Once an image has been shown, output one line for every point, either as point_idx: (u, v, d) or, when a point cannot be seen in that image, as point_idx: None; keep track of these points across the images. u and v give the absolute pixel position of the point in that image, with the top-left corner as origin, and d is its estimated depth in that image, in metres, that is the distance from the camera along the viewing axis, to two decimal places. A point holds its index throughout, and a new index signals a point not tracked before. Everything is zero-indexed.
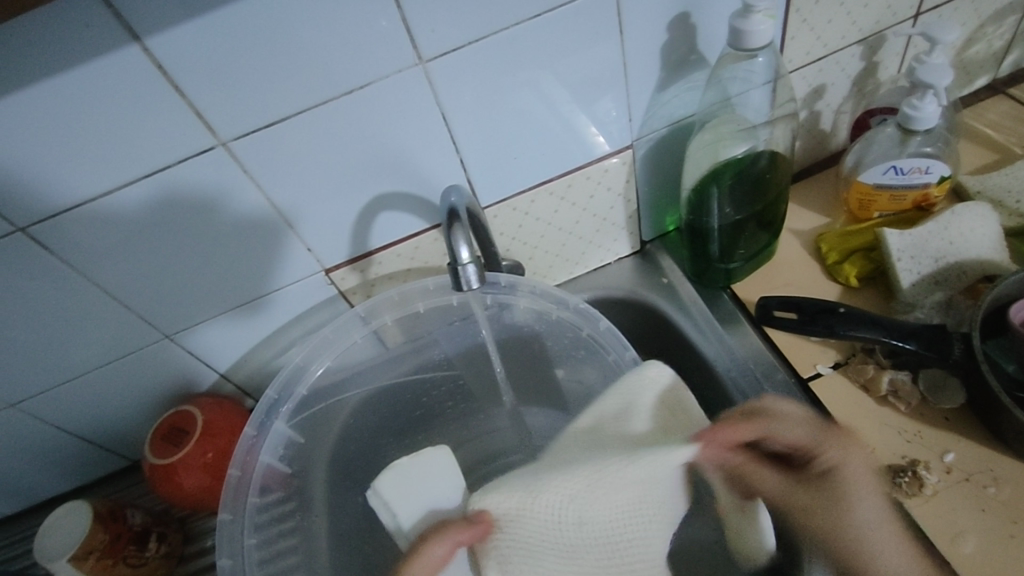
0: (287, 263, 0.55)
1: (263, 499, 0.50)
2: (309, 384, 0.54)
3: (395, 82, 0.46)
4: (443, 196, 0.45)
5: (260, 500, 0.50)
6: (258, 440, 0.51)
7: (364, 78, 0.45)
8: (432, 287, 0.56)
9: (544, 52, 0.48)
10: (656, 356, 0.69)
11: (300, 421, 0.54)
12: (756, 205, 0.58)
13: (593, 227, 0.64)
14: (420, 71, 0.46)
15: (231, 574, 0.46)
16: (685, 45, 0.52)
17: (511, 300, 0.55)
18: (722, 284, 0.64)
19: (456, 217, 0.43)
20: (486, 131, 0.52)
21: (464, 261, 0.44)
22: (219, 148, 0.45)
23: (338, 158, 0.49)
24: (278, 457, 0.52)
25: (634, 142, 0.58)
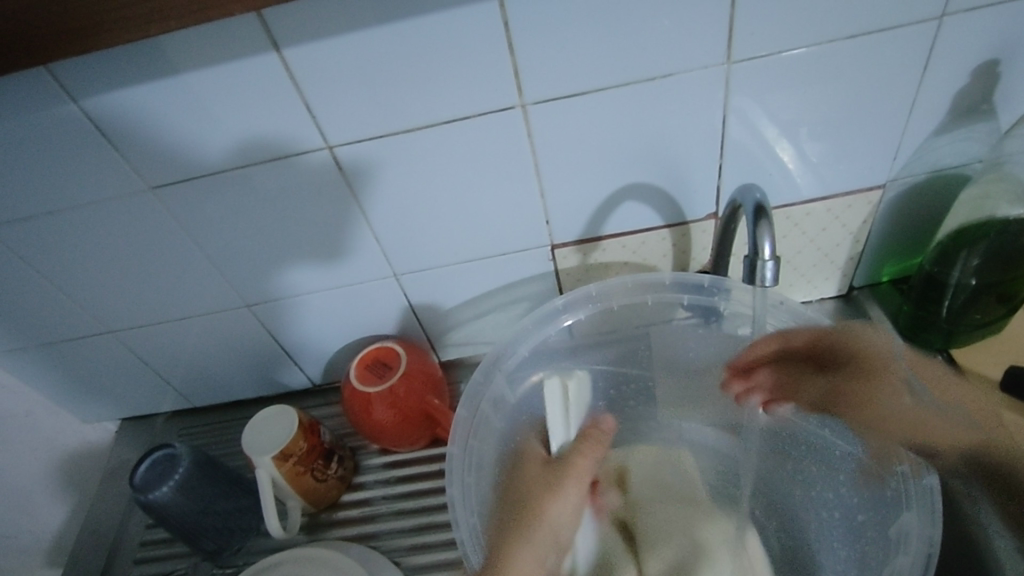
0: (525, 231, 0.58)
1: (475, 445, 0.53)
2: (529, 346, 0.57)
3: (694, 77, 0.48)
4: (747, 194, 0.47)
5: (478, 447, 0.53)
6: (483, 386, 0.55)
7: (669, 67, 0.47)
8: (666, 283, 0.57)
9: (839, 75, 0.49)
10: None
11: (514, 378, 0.57)
12: (1008, 272, 0.55)
13: (813, 262, 0.63)
14: (720, 71, 0.48)
15: (456, 504, 0.49)
16: (980, 94, 0.51)
17: (743, 313, 0.56)
18: (938, 346, 0.61)
19: (766, 214, 0.45)
20: (752, 144, 0.53)
21: (765, 256, 0.45)
22: (519, 108, 0.48)
23: (611, 139, 0.51)
24: (495, 408, 0.56)
25: (887, 183, 0.57)
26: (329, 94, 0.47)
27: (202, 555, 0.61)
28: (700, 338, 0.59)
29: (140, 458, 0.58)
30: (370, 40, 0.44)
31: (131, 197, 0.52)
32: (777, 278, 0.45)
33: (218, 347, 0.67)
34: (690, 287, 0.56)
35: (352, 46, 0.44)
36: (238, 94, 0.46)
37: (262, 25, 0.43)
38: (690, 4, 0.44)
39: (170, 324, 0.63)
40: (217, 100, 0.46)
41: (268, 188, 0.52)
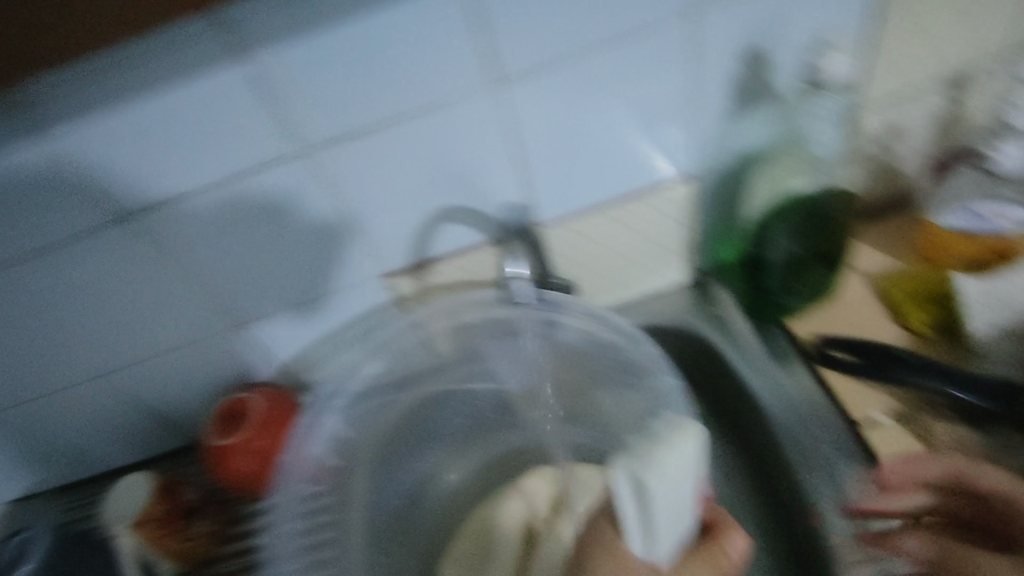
0: (352, 266, 0.58)
1: (312, 486, 0.57)
2: (360, 381, 0.61)
3: (469, 99, 0.49)
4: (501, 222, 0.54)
5: (309, 489, 0.57)
6: (312, 429, 0.58)
7: (442, 93, 0.48)
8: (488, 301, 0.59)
9: (616, 76, 0.50)
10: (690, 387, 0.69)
11: (352, 413, 0.61)
12: (813, 241, 0.58)
13: (649, 253, 0.64)
14: (494, 90, 0.49)
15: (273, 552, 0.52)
16: (756, 77, 0.52)
17: (559, 318, 0.58)
18: (776, 319, 0.63)
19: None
20: (548, 153, 0.54)
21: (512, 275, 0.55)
22: (301, 155, 0.49)
23: (407, 165, 0.52)
24: (327, 449, 0.59)
25: (698, 171, 0.58)
26: (102, 168, 0.46)
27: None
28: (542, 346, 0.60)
29: None
30: (126, 107, 0.43)
31: None
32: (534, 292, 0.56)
33: (72, 423, 0.64)
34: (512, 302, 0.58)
35: (104, 114, 0.44)
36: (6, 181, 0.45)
37: (3, 108, 0.42)
38: (440, 33, 0.44)
39: (14, 414, 0.61)
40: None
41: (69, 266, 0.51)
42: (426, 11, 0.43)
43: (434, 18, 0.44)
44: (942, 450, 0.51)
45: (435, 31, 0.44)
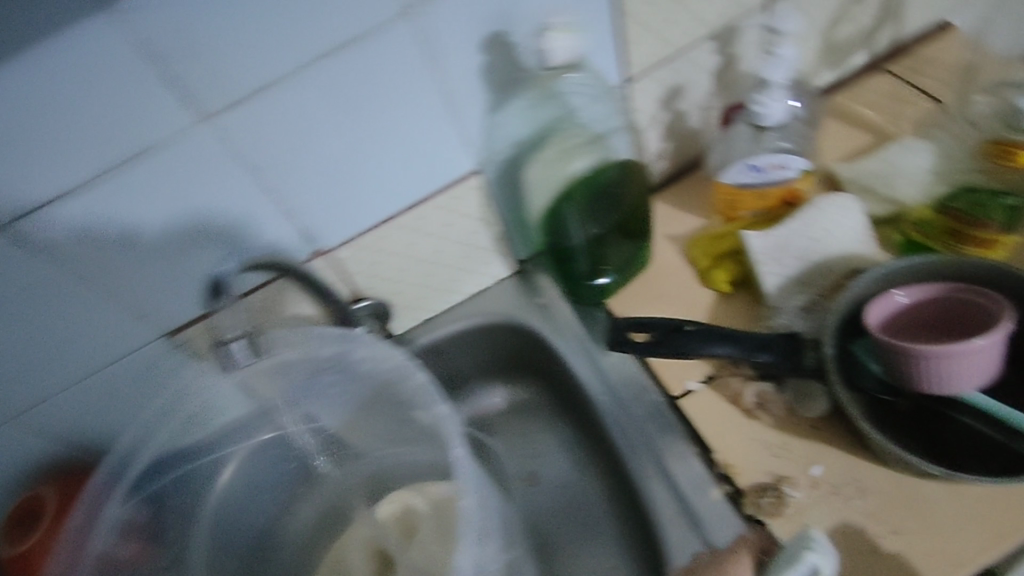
0: (124, 333, 0.52)
1: None
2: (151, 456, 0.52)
3: (180, 143, 0.44)
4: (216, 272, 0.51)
5: None
6: (88, 524, 0.51)
7: (145, 141, 0.43)
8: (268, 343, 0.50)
9: (345, 89, 0.46)
10: (530, 375, 0.68)
11: (141, 497, 0.53)
12: (609, 217, 0.57)
13: (459, 254, 0.62)
14: (206, 128, 0.44)
15: None
16: (507, 64, 0.49)
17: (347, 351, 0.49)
18: (598, 300, 0.62)
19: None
20: (307, 178, 0.49)
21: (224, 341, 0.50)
22: (7, 228, 0.43)
23: (139, 221, 0.46)
24: (116, 539, 0.52)
25: (479, 167, 0.55)
26: None
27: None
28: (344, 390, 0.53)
29: None
30: None
31: None
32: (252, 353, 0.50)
33: None
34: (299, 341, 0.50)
35: None
36: None
37: None
38: (109, 79, 0.40)
39: None
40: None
41: None
42: (83, 58, 0.38)
43: (95, 65, 0.39)
44: (746, 407, 0.51)
45: (104, 77, 0.39)
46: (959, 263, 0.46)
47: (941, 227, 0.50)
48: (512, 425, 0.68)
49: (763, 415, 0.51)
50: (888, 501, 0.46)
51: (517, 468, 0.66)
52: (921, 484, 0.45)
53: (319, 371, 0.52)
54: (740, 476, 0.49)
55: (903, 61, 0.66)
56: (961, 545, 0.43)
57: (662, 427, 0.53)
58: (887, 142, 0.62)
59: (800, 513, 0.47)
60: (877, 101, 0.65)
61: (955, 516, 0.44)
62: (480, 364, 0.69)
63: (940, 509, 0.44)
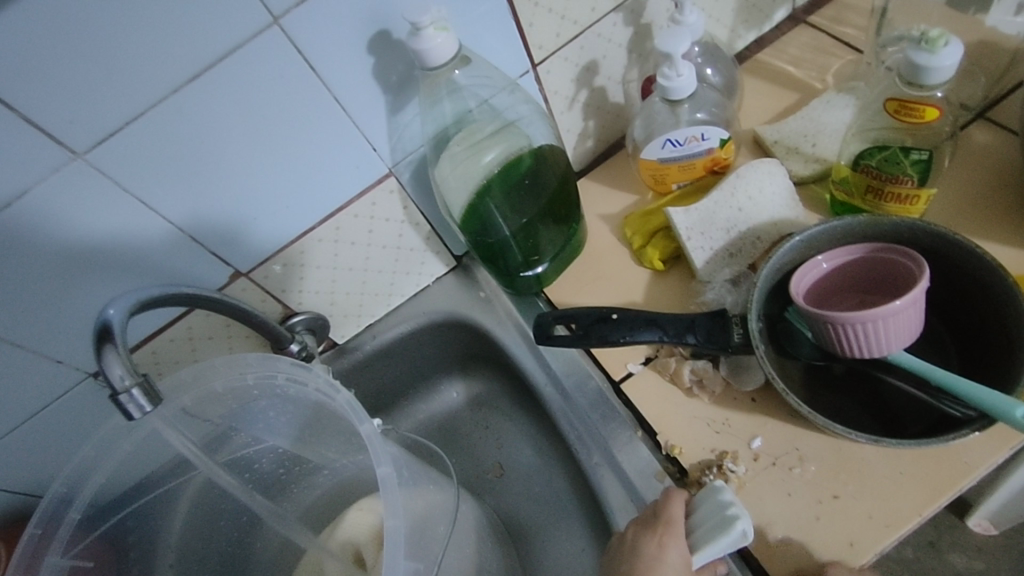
0: (44, 380, 0.51)
1: None
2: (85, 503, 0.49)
3: (58, 183, 0.42)
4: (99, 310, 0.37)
5: None
6: None
7: (19, 187, 0.41)
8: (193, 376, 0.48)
9: (229, 108, 0.44)
10: (484, 369, 0.68)
11: (85, 547, 0.50)
12: (533, 206, 0.55)
13: (390, 258, 0.60)
14: (84, 166, 0.42)
15: None
16: (402, 61, 0.47)
17: (271, 375, 0.48)
18: (535, 289, 0.61)
19: (112, 338, 0.36)
20: (207, 203, 0.47)
21: (123, 386, 0.37)
22: None
23: (32, 268, 0.44)
24: None
25: (393, 169, 0.54)
26: None
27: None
28: (282, 414, 0.52)
29: None
30: None
31: None
32: (153, 401, 0.38)
33: None
34: (223, 368, 0.48)
35: None
36: None
37: None
38: None
39: None
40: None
41: None
42: None
43: None
44: (686, 386, 0.50)
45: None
46: (878, 223, 0.46)
47: (862, 185, 0.50)
48: (475, 417, 0.68)
49: (703, 393, 0.50)
50: (827, 466, 0.45)
51: (487, 457, 0.67)
52: (856, 448, 0.45)
53: (250, 400, 0.51)
54: (683, 456, 0.48)
55: (824, 11, 0.65)
56: (894, 506, 0.43)
57: (605, 414, 0.53)
58: (812, 98, 0.61)
59: (742, 489, 0.46)
60: (801, 57, 0.64)
61: (889, 477, 0.44)
62: (432, 363, 0.68)
63: (874, 472, 0.44)
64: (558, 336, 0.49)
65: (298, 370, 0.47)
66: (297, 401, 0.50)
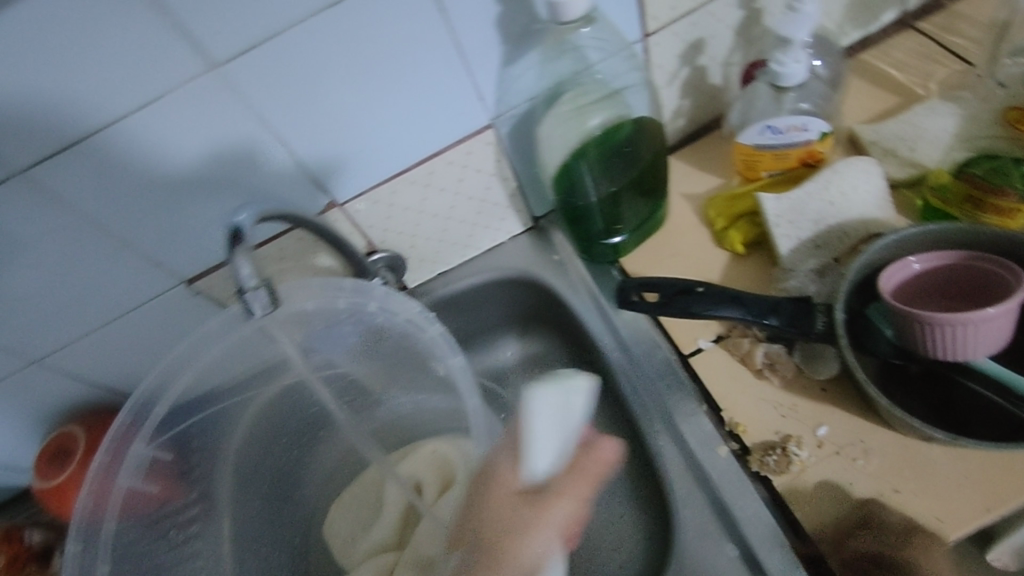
0: (142, 278, 0.53)
1: (121, 523, 0.51)
2: (170, 400, 0.52)
3: (166, 105, 0.44)
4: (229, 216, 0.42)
5: (119, 526, 0.50)
6: (114, 465, 0.50)
7: (132, 102, 0.43)
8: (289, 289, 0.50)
9: (332, 44, 0.45)
10: (543, 331, 0.69)
11: (165, 441, 0.53)
12: (627, 176, 0.56)
13: (474, 210, 0.62)
14: (190, 89, 0.43)
15: None
16: (524, 14, 0.48)
17: (362, 303, 0.51)
18: (611, 258, 0.62)
19: (242, 241, 0.41)
20: (319, 131, 0.49)
21: (248, 286, 0.42)
22: (21, 177, 0.44)
23: (137, 179, 0.47)
24: (140, 479, 0.52)
25: (494, 121, 0.55)
26: None
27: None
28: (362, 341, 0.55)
29: None
30: None
31: None
32: (270, 304, 0.43)
33: None
34: (319, 287, 0.51)
35: None
36: None
37: None
38: (113, 23, 0.39)
39: None
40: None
41: None
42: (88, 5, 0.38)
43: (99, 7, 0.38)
44: (756, 367, 0.52)
45: (81, 42, 0.39)
46: (976, 230, 0.46)
47: (960, 193, 0.50)
48: (529, 377, 0.70)
49: (773, 376, 0.51)
50: (891, 461, 0.46)
51: None
52: (923, 448, 0.46)
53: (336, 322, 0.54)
54: (747, 434, 0.50)
55: (935, 18, 0.64)
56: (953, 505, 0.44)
57: (671, 384, 0.54)
58: (914, 104, 0.60)
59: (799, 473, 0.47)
60: (906, 61, 0.63)
61: (953, 479, 0.45)
62: (494, 319, 0.70)
63: (935, 472, 0.45)
64: (636, 303, 0.51)
65: (391, 297, 0.50)
66: (385, 327, 0.53)
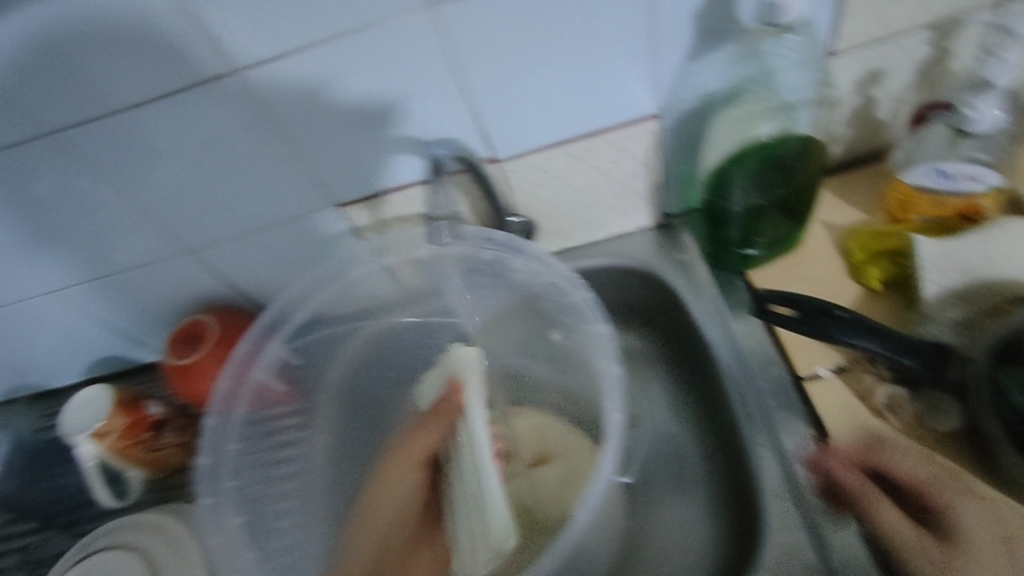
0: (302, 191, 0.57)
1: (250, 412, 0.55)
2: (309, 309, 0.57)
3: (350, 42, 0.47)
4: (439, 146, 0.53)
5: (248, 415, 0.54)
6: (254, 354, 0.55)
7: (322, 34, 0.46)
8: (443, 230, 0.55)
9: (514, 8, 0.46)
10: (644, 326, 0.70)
11: (298, 344, 0.58)
12: (779, 190, 0.56)
13: (615, 193, 0.63)
14: (374, 33, 0.46)
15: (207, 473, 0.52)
16: (720, 13, 0.49)
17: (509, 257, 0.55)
18: (738, 269, 0.63)
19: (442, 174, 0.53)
20: (499, 86, 0.52)
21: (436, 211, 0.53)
22: (236, 75, 0.47)
23: (311, 105, 0.50)
24: (271, 375, 0.56)
25: (659, 112, 0.56)
26: (42, 83, 0.46)
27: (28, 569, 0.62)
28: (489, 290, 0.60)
29: None
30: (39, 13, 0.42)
31: None
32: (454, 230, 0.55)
33: (47, 333, 0.68)
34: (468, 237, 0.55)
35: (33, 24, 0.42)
36: None
37: None
38: None
39: None
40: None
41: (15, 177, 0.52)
42: None
43: None
44: (875, 405, 0.51)
45: None
46: None
47: None
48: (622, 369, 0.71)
49: (891, 417, 0.51)
50: None
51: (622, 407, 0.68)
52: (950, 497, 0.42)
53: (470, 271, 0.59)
54: None
55: None
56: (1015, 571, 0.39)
57: (783, 403, 0.54)
58: None
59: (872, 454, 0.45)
60: None
61: None
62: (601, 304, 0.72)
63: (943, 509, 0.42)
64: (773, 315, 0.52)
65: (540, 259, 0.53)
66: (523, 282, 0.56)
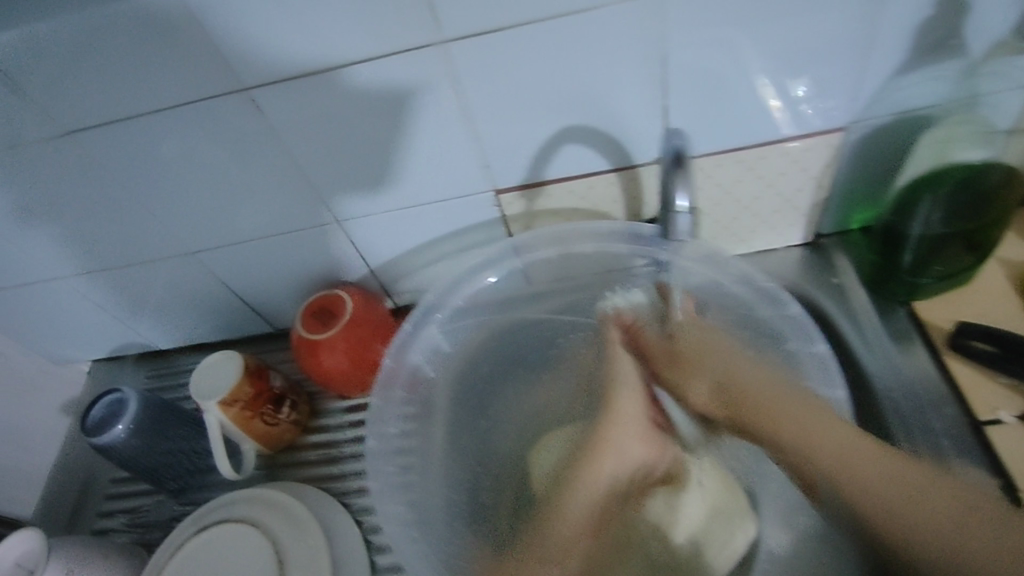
0: (463, 174, 0.55)
1: (408, 394, 0.56)
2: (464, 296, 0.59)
3: (559, 24, 0.45)
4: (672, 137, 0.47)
5: (405, 396, 0.56)
6: (412, 337, 0.57)
7: (536, 13, 0.44)
8: (604, 232, 0.57)
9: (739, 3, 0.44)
10: None
11: (450, 330, 0.59)
12: (970, 222, 0.52)
13: (774, 207, 0.60)
14: (587, 15, 0.44)
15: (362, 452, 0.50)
16: (946, 28, 0.46)
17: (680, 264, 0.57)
18: (902, 298, 0.58)
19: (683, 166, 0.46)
20: (693, 83, 0.49)
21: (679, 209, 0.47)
22: (438, 47, 0.46)
23: (501, 85, 0.48)
24: (426, 360, 0.58)
25: (848, 126, 0.53)
26: (240, 41, 0.44)
27: (136, 533, 0.64)
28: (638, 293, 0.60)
29: (94, 400, 0.60)
30: None
31: (32, 147, 0.50)
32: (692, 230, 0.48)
33: (171, 295, 0.67)
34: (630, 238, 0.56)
35: None
36: (145, 48, 0.44)
37: None
38: None
39: (117, 271, 0.63)
40: (112, 49, 0.44)
41: (184, 135, 0.50)
42: None
43: None
44: None
45: None
46: None
47: None
48: None
49: None
50: None
51: None
52: (923, 499, 0.42)
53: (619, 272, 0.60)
54: None
55: None
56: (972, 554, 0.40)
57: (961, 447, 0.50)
58: None
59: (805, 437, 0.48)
60: None
61: None
62: None
63: (916, 513, 0.42)
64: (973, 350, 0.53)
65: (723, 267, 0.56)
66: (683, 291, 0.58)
